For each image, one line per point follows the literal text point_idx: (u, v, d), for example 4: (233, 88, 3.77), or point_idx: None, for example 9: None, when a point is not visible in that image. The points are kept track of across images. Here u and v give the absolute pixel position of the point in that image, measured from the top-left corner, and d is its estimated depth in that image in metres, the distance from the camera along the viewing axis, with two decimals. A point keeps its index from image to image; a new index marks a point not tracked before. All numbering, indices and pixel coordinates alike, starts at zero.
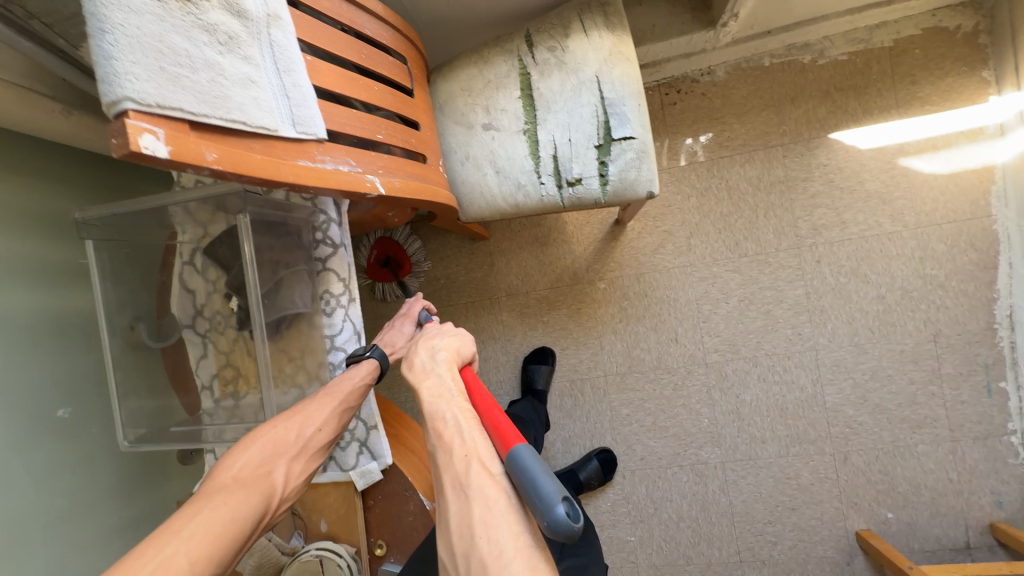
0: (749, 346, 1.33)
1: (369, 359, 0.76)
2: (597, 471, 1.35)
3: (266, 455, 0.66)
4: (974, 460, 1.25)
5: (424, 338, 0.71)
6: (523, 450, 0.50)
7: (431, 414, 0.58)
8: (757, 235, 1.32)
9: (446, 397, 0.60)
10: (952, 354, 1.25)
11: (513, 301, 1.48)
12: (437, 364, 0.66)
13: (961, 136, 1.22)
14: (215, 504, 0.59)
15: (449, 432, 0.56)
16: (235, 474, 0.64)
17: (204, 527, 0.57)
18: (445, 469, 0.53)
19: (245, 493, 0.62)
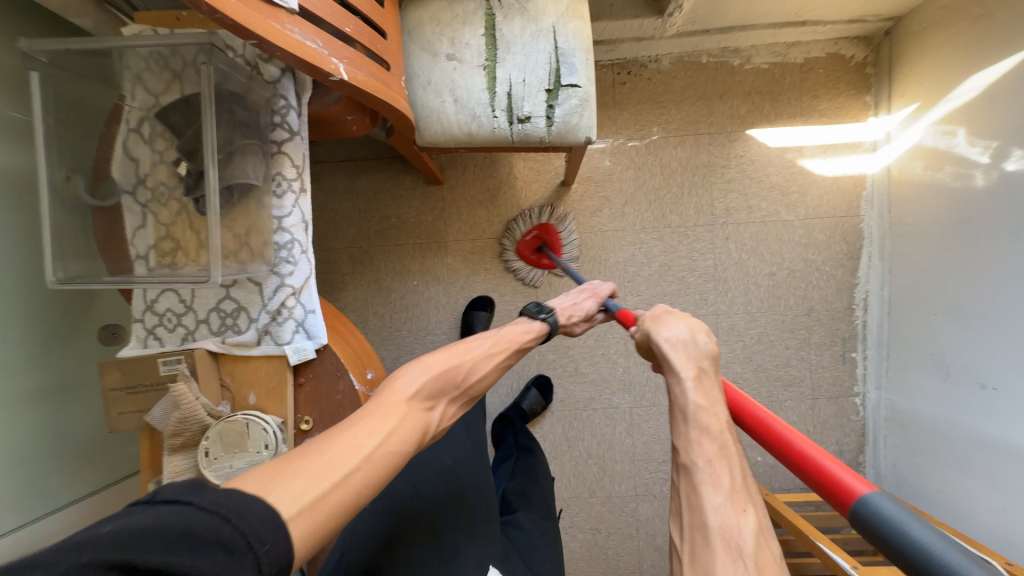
0: (664, 307, 1.52)
1: (543, 323, 1.00)
2: (537, 398, 1.48)
3: (435, 389, 0.77)
4: (827, 415, 1.51)
5: (676, 317, 0.86)
6: (873, 494, 0.55)
7: (696, 419, 0.71)
8: (681, 210, 1.51)
9: (717, 412, 0.73)
10: (819, 326, 1.50)
11: (460, 246, 1.56)
12: (688, 346, 0.80)
13: (845, 147, 1.47)
14: (396, 427, 0.67)
15: (704, 416, 0.72)
16: (409, 402, 0.72)
17: (381, 450, 0.63)
18: (702, 480, 0.67)
19: (411, 422, 0.70)
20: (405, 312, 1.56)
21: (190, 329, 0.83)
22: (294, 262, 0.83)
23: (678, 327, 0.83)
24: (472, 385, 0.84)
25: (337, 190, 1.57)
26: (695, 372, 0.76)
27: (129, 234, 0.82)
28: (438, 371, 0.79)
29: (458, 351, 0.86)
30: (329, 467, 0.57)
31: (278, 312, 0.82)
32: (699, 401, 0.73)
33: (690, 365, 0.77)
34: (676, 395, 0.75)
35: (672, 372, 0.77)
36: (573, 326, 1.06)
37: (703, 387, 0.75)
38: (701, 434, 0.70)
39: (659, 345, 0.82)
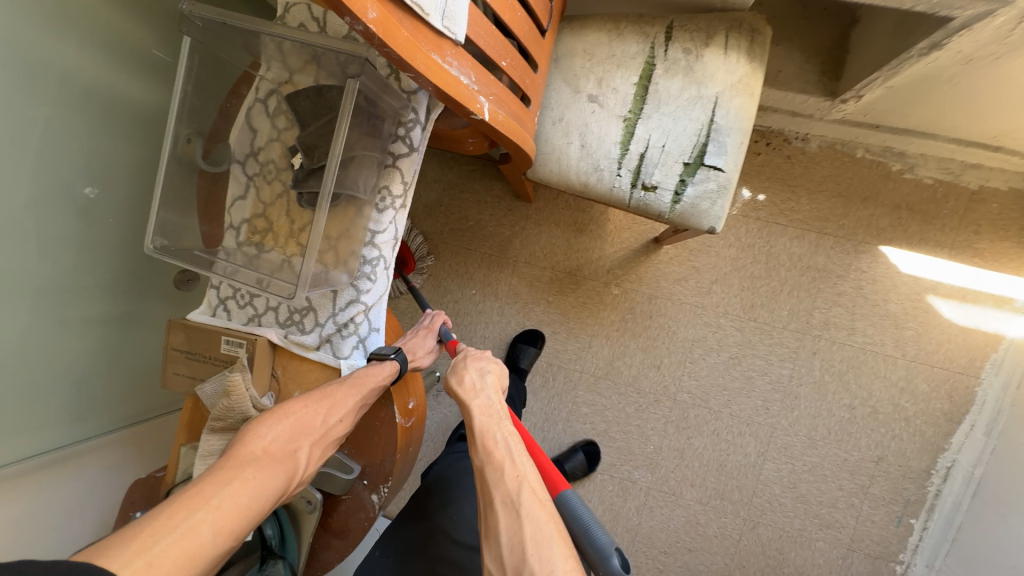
0: (719, 400, 1.40)
1: (391, 361, 0.79)
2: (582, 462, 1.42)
3: (292, 433, 0.72)
4: (858, 572, 1.37)
5: (469, 361, 0.87)
6: (571, 496, 0.70)
7: (485, 445, 0.76)
8: (774, 306, 1.36)
9: (497, 418, 0.79)
10: (885, 478, 1.34)
11: (528, 270, 1.49)
12: (485, 384, 0.84)
13: (990, 298, 1.27)
14: (244, 479, 0.64)
15: (517, 446, 0.75)
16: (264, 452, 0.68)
17: (232, 499, 0.62)
18: (512, 490, 0.70)
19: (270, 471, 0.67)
20: (454, 317, 1.54)
21: (258, 312, 0.82)
22: (373, 279, 0.80)
23: (488, 360, 0.88)
24: (340, 426, 0.75)
25: (426, 177, 1.54)
26: (480, 407, 0.79)
27: (229, 203, 0.82)
28: (297, 411, 0.73)
29: (354, 386, 0.76)
30: (163, 525, 0.56)
31: (345, 325, 0.80)
32: (483, 416, 0.79)
33: (491, 400, 0.81)
34: (495, 445, 0.76)
35: (490, 420, 0.79)
36: (417, 362, 0.88)
37: (490, 407, 0.80)
38: (489, 460, 0.74)
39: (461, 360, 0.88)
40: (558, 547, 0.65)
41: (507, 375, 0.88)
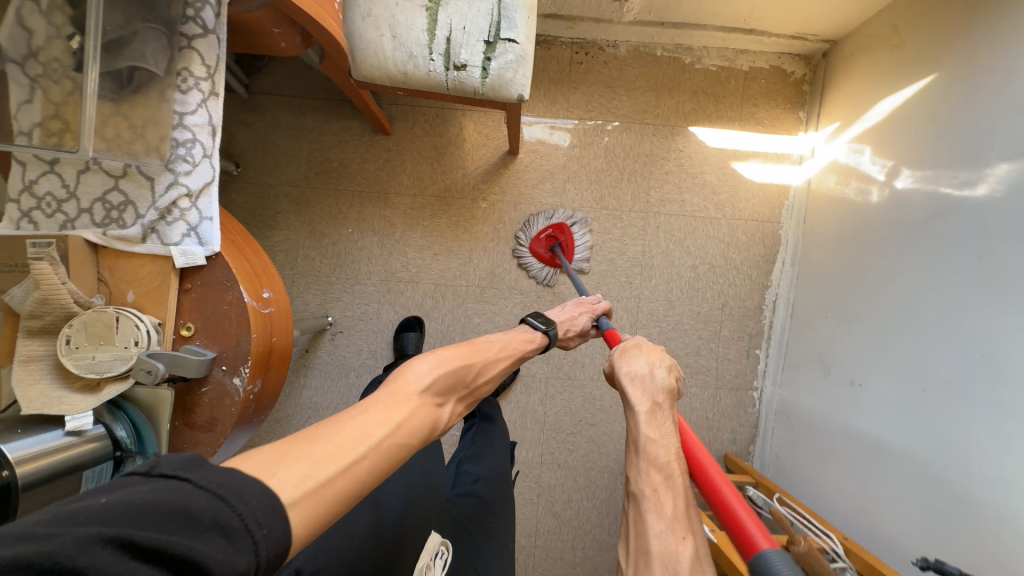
0: (591, 285, 1.57)
1: (545, 335, 1.06)
2: (506, 372, 1.54)
3: (450, 382, 0.76)
4: (726, 405, 1.61)
5: (641, 351, 0.88)
6: (774, 554, 0.57)
7: (646, 451, 0.72)
8: (619, 194, 1.56)
9: (666, 440, 0.73)
10: (731, 321, 1.60)
11: (400, 200, 1.55)
12: (655, 378, 0.82)
13: (774, 157, 1.57)
14: (408, 415, 0.63)
15: (671, 461, 0.70)
16: (420, 393, 0.69)
17: (389, 441, 0.58)
18: (649, 510, 0.65)
19: (420, 414, 0.66)
20: (336, 259, 1.55)
21: (69, 217, 0.79)
22: (192, 163, 0.81)
23: (641, 363, 0.85)
24: (480, 385, 0.84)
25: (280, 125, 1.53)
26: (648, 407, 0.78)
27: (12, 107, 0.77)
28: (452, 365, 0.78)
29: (507, 351, 0.94)
30: (337, 449, 0.52)
31: (168, 211, 0.80)
32: (649, 433, 0.74)
33: (665, 413, 0.78)
34: (642, 440, 0.73)
35: (631, 406, 0.78)
36: (568, 340, 1.16)
37: (655, 421, 0.76)
38: (648, 467, 0.70)
39: (621, 376, 0.84)
40: None
41: (680, 378, 0.86)
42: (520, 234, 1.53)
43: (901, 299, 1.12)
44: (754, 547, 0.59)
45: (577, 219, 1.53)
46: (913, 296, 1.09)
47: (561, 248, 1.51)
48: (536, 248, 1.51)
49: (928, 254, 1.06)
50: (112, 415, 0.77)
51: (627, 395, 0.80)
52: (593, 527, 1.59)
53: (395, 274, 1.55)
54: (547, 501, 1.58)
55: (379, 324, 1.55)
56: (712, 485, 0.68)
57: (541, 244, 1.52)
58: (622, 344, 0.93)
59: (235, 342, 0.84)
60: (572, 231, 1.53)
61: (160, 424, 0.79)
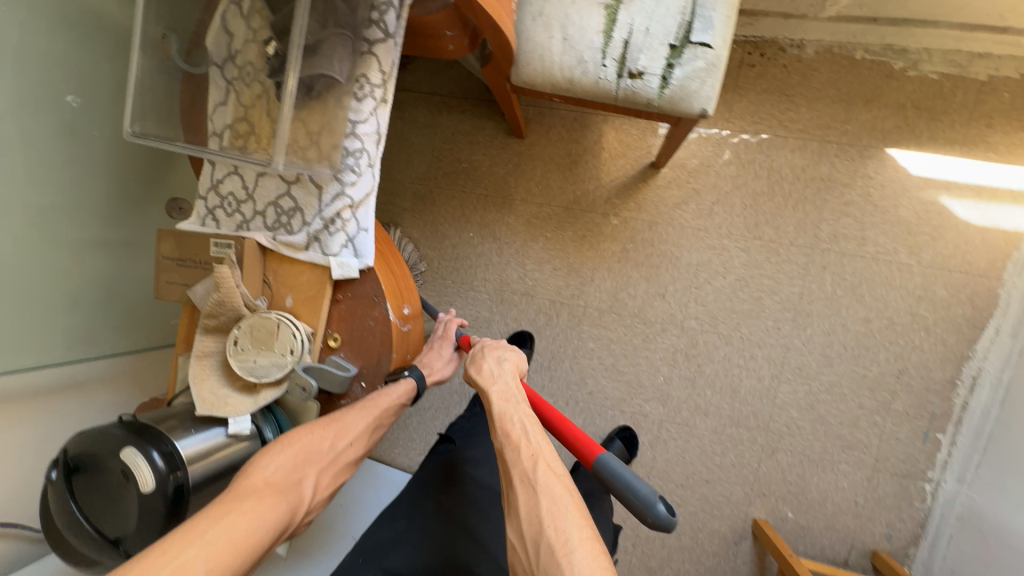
0: (728, 325, 1.36)
1: (407, 380, 0.87)
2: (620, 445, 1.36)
3: (300, 461, 0.73)
4: (884, 492, 1.31)
5: (487, 350, 0.91)
6: (608, 455, 0.73)
7: (500, 416, 0.78)
8: (779, 223, 1.32)
9: (513, 401, 0.81)
10: (908, 393, 1.29)
11: (525, 208, 1.48)
12: (503, 371, 0.87)
13: (1008, 193, 1.21)
14: (248, 507, 0.63)
15: (528, 428, 0.76)
16: (268, 479, 0.68)
17: (228, 531, 0.59)
18: (509, 456, 0.72)
19: (273, 501, 0.66)
20: (454, 262, 1.52)
21: (246, 218, 0.82)
22: (358, 173, 0.78)
23: (503, 350, 0.92)
24: (346, 450, 0.78)
25: (416, 123, 1.53)
26: (500, 391, 0.82)
27: (210, 109, 0.81)
28: (305, 438, 0.75)
29: (366, 409, 0.81)
30: (150, 566, 0.52)
31: (331, 221, 0.79)
32: (523, 416, 0.78)
33: (508, 385, 0.84)
34: (498, 410, 0.79)
35: (492, 391, 0.82)
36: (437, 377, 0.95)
37: (506, 391, 0.82)
38: (516, 464, 0.72)
39: (479, 364, 0.89)
40: (596, 544, 0.63)
41: (525, 360, 0.92)
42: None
43: None
44: (594, 455, 0.75)
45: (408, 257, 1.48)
46: None
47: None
48: None
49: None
50: (263, 416, 0.79)
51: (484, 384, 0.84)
52: None
53: (510, 285, 1.49)
54: (643, 554, 1.43)
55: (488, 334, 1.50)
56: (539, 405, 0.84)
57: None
58: (477, 345, 0.95)
59: (376, 360, 0.82)
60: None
61: None
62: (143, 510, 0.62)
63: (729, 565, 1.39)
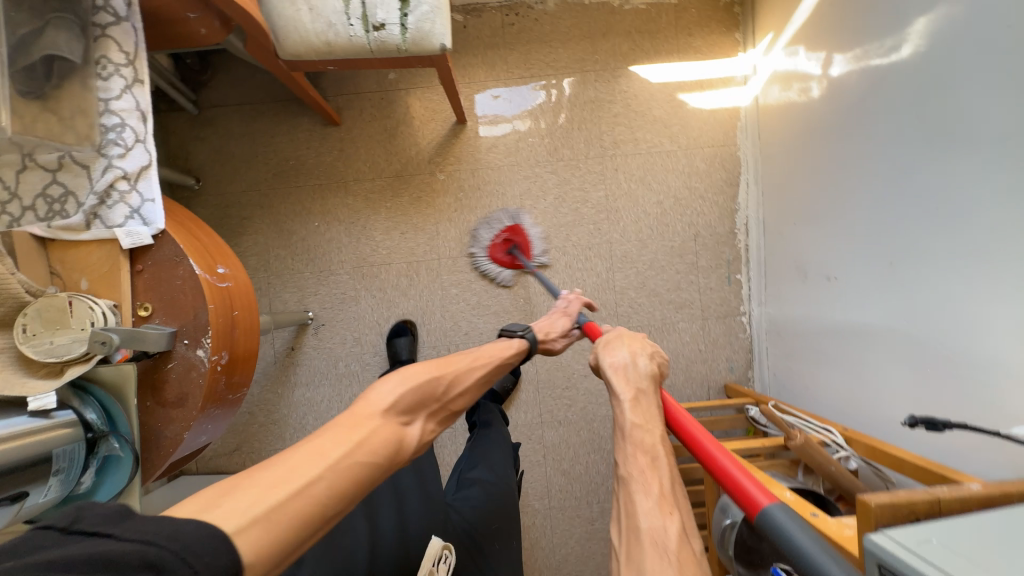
0: (560, 237, 1.58)
1: (522, 338, 1.15)
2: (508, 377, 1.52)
3: (417, 400, 0.83)
4: (716, 334, 1.59)
5: (617, 344, 0.96)
6: (777, 509, 0.56)
7: (631, 436, 0.77)
8: (572, 144, 1.58)
9: (653, 423, 0.80)
10: (706, 250, 1.59)
11: (360, 186, 1.58)
12: (641, 372, 0.89)
13: (719, 81, 1.57)
14: (365, 438, 0.70)
15: (638, 432, 0.78)
16: (383, 412, 0.76)
17: (348, 459, 0.65)
18: (635, 488, 0.70)
19: (388, 435, 0.74)
20: (307, 253, 1.57)
21: (14, 216, 0.82)
22: (125, 147, 0.83)
23: (620, 354, 0.93)
24: (453, 396, 0.92)
25: (233, 134, 1.57)
26: (632, 395, 0.84)
27: None
28: (417, 382, 0.85)
29: (483, 360, 1.03)
30: (285, 476, 0.59)
31: (108, 195, 0.83)
32: (635, 419, 0.80)
33: (648, 395, 0.86)
34: (618, 415, 0.82)
35: (615, 396, 0.85)
36: (551, 344, 1.23)
37: (638, 407, 0.82)
38: (636, 450, 0.75)
39: (603, 367, 0.92)
40: None
41: (667, 365, 0.96)
42: (471, 244, 1.56)
43: (860, 194, 1.11)
44: (757, 505, 0.59)
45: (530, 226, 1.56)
46: (872, 185, 1.07)
47: (518, 250, 1.54)
48: (492, 254, 1.54)
49: (867, 166, 1.08)
50: (79, 400, 0.78)
51: (610, 386, 0.87)
52: (605, 480, 1.57)
53: (368, 259, 1.57)
54: (555, 460, 1.57)
55: (359, 311, 1.57)
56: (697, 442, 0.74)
57: (498, 249, 1.55)
58: (602, 339, 1.01)
59: (192, 316, 0.85)
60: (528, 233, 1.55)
61: (128, 402, 0.80)
62: None
63: None
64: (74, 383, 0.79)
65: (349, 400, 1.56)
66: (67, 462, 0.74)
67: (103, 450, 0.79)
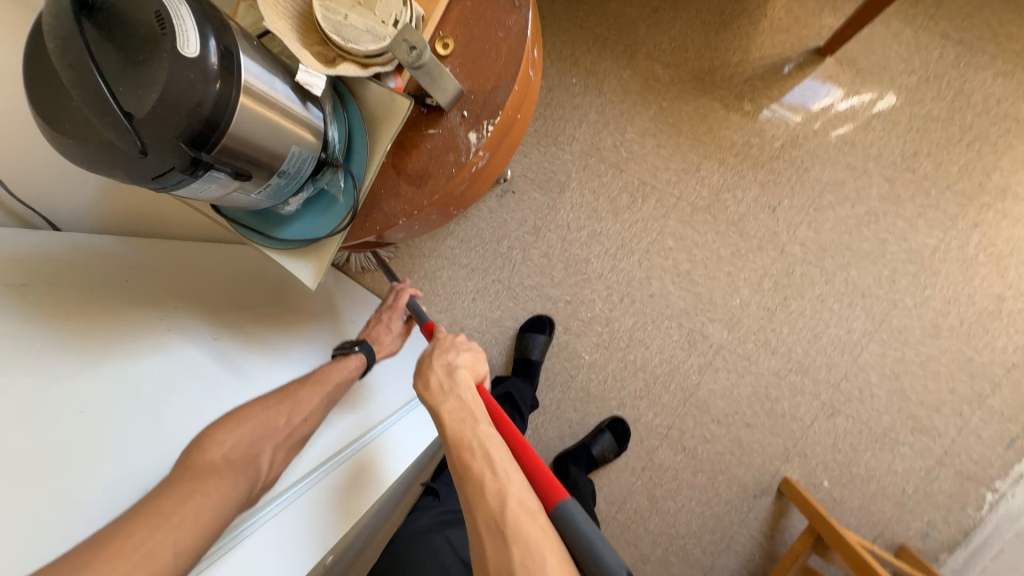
0: (835, 261, 1.17)
1: (357, 353, 0.88)
2: (610, 445, 1.27)
3: (257, 435, 0.69)
4: (939, 488, 1.18)
5: (448, 347, 0.76)
6: (570, 504, 0.55)
7: (450, 441, 0.62)
8: (943, 160, 1.12)
9: (472, 421, 0.64)
10: (1011, 390, 1.13)
11: (647, 65, 1.24)
12: (456, 382, 0.70)
13: None
14: (205, 486, 0.59)
15: (461, 411, 0.65)
16: (225, 453, 0.64)
17: (189, 508, 0.56)
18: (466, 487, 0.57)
19: (238, 477, 0.63)
20: (544, 108, 1.30)
21: None
22: None
23: (465, 353, 0.75)
24: (300, 424, 0.75)
25: None
26: (455, 403, 0.66)
27: None
28: (257, 411, 0.71)
29: (319, 377, 0.81)
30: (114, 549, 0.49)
31: None
32: (450, 414, 0.65)
33: (465, 401, 0.67)
34: (435, 401, 0.67)
35: (437, 395, 0.68)
36: (388, 347, 0.96)
37: (463, 401, 0.67)
38: (461, 448, 0.61)
39: (442, 363, 0.72)
40: None
41: (484, 360, 0.76)
42: None
43: None
44: (553, 497, 0.57)
45: None
46: None
47: None
48: None
49: None
50: (332, 110, 0.59)
51: (433, 386, 0.70)
52: (687, 537, 1.30)
53: (600, 152, 1.28)
54: (650, 481, 1.31)
55: (557, 201, 1.31)
56: (517, 446, 0.62)
57: None
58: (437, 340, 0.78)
59: (489, 84, 0.62)
60: None
61: (378, 144, 0.61)
62: (165, 75, 0.39)
63: (738, 516, 1.27)
64: (336, 87, 0.60)
65: (489, 283, 1.37)
66: (295, 171, 0.56)
67: (325, 181, 0.61)
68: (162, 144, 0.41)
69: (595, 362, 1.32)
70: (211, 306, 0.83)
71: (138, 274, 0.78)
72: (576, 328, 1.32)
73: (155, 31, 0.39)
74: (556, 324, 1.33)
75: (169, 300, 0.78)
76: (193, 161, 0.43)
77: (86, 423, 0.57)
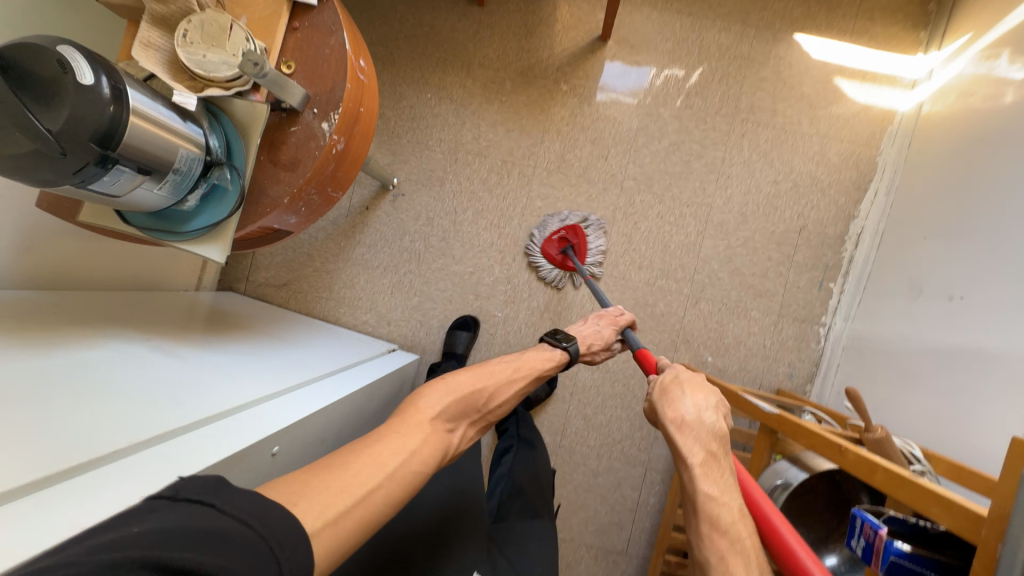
0: (661, 185, 1.51)
1: (562, 350, 1.02)
2: (542, 386, 1.48)
3: (463, 407, 0.80)
4: (787, 336, 1.50)
5: (686, 387, 0.75)
6: None
7: (705, 509, 0.60)
8: (707, 95, 1.51)
9: (719, 462, 0.65)
10: (807, 246, 1.49)
11: (482, 72, 1.55)
12: (705, 417, 0.70)
13: (884, 78, 1.47)
14: (419, 449, 0.69)
15: (710, 436, 0.68)
16: (432, 421, 0.74)
17: (404, 468, 0.65)
18: (707, 518, 0.59)
19: (432, 441, 0.71)
20: (411, 123, 1.56)
21: None
22: None
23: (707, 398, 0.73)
24: (492, 408, 0.87)
25: None
26: (702, 457, 0.65)
27: None
28: (464, 391, 0.81)
29: (524, 368, 0.95)
30: (348, 484, 0.58)
31: None
32: (712, 485, 0.61)
33: (708, 449, 0.66)
34: (682, 438, 0.67)
35: (678, 427, 0.69)
36: (593, 355, 1.09)
37: (719, 465, 0.64)
38: (710, 499, 0.60)
39: (679, 397, 0.73)
40: None
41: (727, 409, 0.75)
42: (532, 234, 1.50)
43: None
44: None
45: (592, 222, 1.49)
46: None
47: (574, 251, 1.45)
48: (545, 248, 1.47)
49: None
50: (209, 124, 0.80)
51: (677, 398, 0.73)
52: (623, 440, 1.51)
53: (464, 146, 1.55)
54: (580, 403, 1.52)
55: (440, 192, 1.55)
56: (767, 521, 0.60)
57: (552, 246, 1.47)
58: (661, 378, 0.79)
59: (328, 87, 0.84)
60: (586, 233, 1.48)
61: (251, 142, 0.81)
62: (71, 99, 0.57)
63: None
64: (209, 107, 0.81)
65: (402, 276, 1.56)
66: (187, 169, 0.74)
67: (215, 177, 0.80)
68: (79, 147, 0.58)
69: (508, 317, 1.53)
70: (128, 324, 0.96)
71: (53, 308, 0.90)
72: (485, 292, 1.54)
73: (59, 73, 0.57)
74: (468, 294, 1.54)
75: (84, 322, 0.89)
76: (102, 157, 0.61)
77: (46, 375, 0.70)
